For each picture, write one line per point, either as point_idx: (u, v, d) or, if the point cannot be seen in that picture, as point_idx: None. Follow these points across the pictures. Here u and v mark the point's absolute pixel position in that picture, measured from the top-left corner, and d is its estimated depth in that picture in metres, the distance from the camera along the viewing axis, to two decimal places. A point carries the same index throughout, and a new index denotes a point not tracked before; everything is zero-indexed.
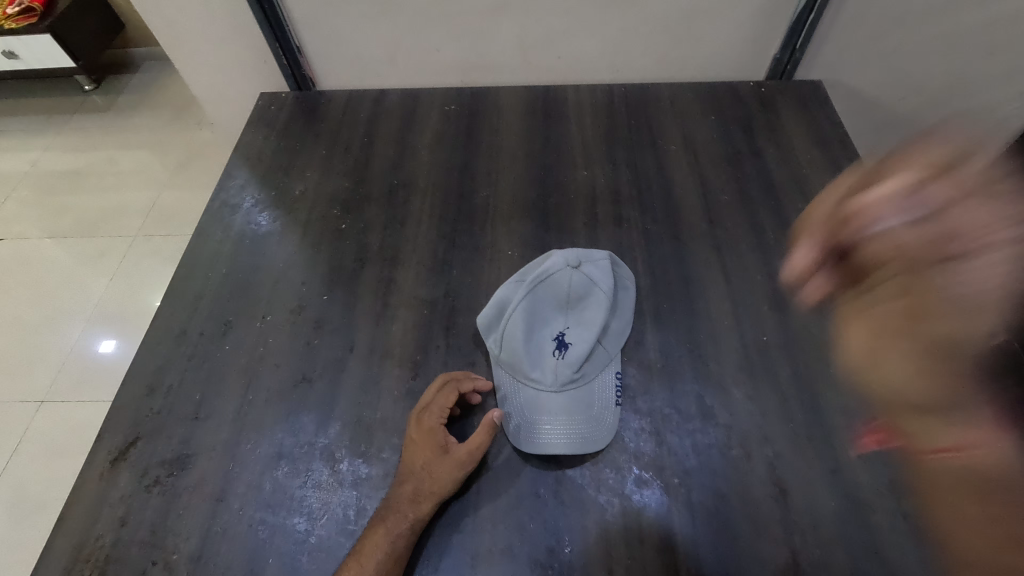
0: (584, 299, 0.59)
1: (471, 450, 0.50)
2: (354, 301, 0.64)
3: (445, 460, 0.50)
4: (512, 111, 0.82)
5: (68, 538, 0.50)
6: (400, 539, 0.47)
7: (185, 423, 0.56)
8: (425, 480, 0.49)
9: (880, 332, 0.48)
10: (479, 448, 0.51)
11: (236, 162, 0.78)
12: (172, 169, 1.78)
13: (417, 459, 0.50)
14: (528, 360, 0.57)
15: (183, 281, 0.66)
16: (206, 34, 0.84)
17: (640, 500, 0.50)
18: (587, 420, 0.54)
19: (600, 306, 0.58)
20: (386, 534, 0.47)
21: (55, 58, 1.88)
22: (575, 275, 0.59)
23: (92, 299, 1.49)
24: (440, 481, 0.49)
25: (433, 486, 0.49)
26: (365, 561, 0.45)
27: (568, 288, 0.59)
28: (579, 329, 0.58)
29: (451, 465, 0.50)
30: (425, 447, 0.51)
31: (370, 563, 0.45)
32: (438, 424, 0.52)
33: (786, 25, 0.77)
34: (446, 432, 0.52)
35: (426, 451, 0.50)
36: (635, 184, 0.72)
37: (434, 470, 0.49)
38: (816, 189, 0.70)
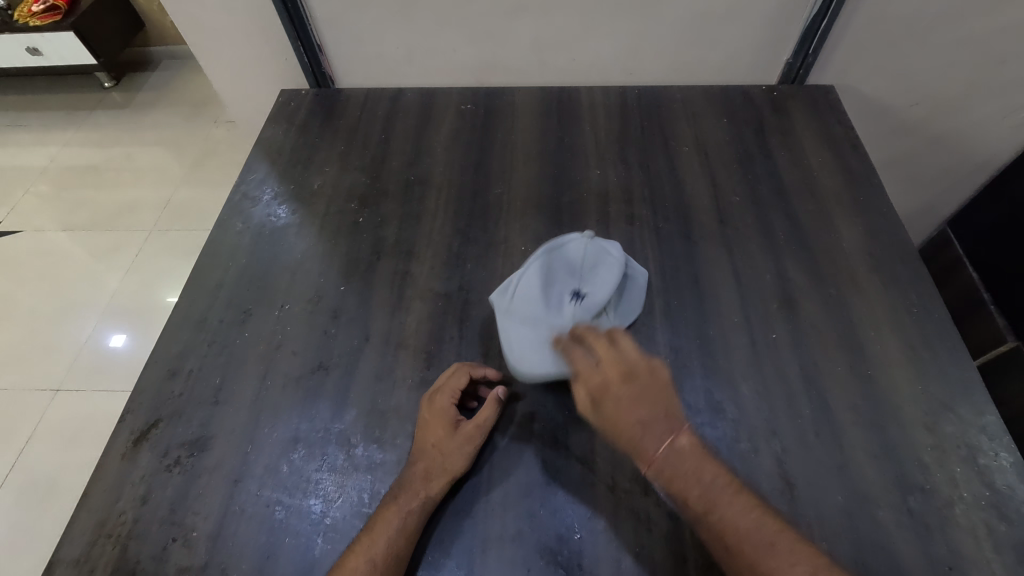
0: (596, 269, 0.60)
1: (479, 425, 0.53)
2: (370, 292, 0.65)
3: (455, 436, 0.52)
4: (527, 112, 0.84)
5: (91, 514, 0.52)
6: (413, 516, 0.48)
7: (204, 406, 0.58)
8: (436, 458, 0.51)
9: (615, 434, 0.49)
10: (487, 424, 0.53)
11: (257, 157, 0.80)
12: (188, 166, 1.81)
13: (429, 438, 0.52)
14: (543, 311, 0.57)
15: (204, 270, 0.68)
16: (231, 33, 0.86)
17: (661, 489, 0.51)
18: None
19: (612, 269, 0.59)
20: (399, 511, 0.48)
21: (77, 56, 1.92)
22: (588, 245, 0.61)
23: (108, 292, 1.52)
24: (451, 457, 0.51)
25: (445, 462, 0.51)
26: (379, 536, 0.47)
27: (581, 257, 0.60)
28: (592, 285, 0.59)
29: (461, 442, 0.52)
30: (436, 426, 0.52)
31: (383, 539, 0.47)
32: (449, 405, 0.54)
33: (798, 31, 0.78)
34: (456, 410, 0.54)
35: (437, 430, 0.52)
36: (646, 184, 0.74)
37: (446, 446, 0.51)
38: (826, 192, 0.71)
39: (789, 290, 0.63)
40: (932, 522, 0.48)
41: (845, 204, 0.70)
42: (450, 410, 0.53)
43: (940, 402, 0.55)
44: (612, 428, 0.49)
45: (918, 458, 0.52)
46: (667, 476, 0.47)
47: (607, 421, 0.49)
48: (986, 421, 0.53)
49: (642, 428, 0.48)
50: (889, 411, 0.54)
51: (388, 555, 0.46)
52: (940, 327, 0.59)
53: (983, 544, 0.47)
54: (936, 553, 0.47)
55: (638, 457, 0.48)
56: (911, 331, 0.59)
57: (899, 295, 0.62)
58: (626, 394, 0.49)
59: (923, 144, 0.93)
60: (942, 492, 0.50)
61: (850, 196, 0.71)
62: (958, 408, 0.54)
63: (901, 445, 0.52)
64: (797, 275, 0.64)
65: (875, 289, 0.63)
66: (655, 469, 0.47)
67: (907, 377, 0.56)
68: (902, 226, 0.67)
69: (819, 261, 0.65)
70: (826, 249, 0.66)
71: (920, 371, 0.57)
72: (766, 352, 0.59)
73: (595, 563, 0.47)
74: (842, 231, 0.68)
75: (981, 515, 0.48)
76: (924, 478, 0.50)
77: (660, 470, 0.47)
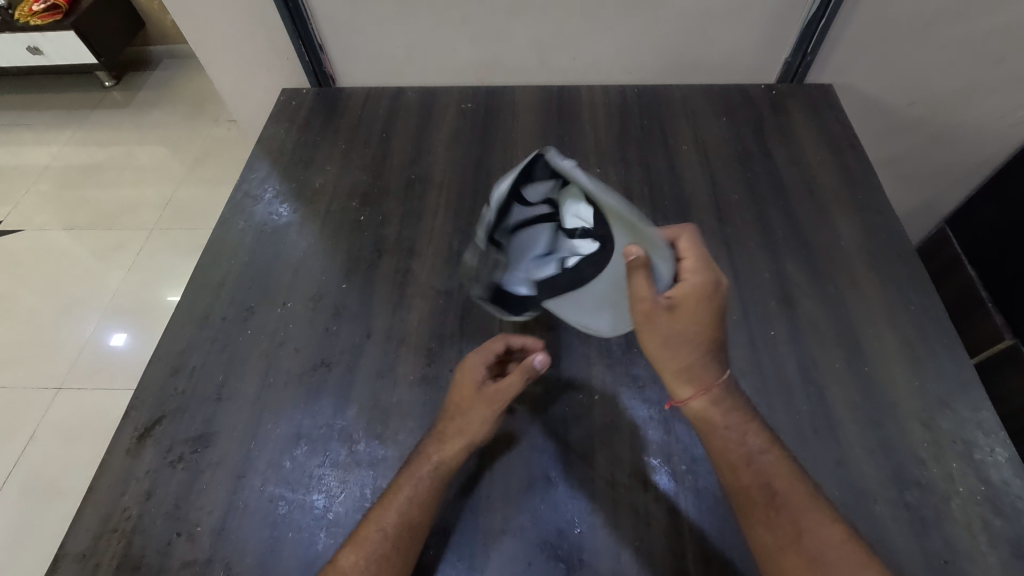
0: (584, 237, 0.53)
1: (500, 393, 0.52)
2: (372, 289, 0.66)
3: (478, 400, 0.52)
4: (527, 111, 0.84)
5: (96, 510, 0.52)
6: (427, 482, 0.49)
7: (207, 403, 0.58)
8: (458, 422, 0.52)
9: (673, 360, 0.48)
10: (510, 390, 0.52)
11: (258, 155, 0.81)
12: (189, 165, 1.82)
13: (455, 399, 0.53)
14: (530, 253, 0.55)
15: (207, 268, 0.69)
16: (233, 32, 0.86)
17: (664, 486, 0.51)
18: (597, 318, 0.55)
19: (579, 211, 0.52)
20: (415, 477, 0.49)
21: (77, 55, 1.93)
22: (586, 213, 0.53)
23: (109, 290, 1.52)
24: (471, 422, 0.51)
25: (464, 427, 0.51)
26: (393, 502, 0.48)
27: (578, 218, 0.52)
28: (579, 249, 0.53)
29: (482, 407, 0.52)
30: (463, 388, 0.53)
31: (394, 504, 0.48)
32: (478, 366, 0.54)
33: (796, 30, 0.79)
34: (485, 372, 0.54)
35: (463, 391, 0.53)
36: (646, 182, 0.74)
37: (468, 410, 0.52)
38: (824, 191, 0.72)
39: (787, 288, 0.63)
40: (928, 516, 0.49)
41: (843, 202, 0.71)
42: (477, 371, 0.54)
43: (936, 398, 0.55)
44: (673, 353, 0.48)
45: (915, 453, 0.52)
46: (705, 408, 0.49)
47: (673, 344, 0.47)
48: (982, 417, 0.53)
49: (702, 359, 0.48)
50: (886, 407, 0.55)
51: (399, 525, 0.47)
52: (937, 324, 0.60)
53: (979, 538, 0.48)
54: (932, 547, 0.47)
55: (687, 386, 0.49)
56: (908, 328, 0.60)
57: (897, 292, 0.63)
58: (704, 320, 0.47)
59: (921, 143, 0.94)
60: (938, 487, 0.50)
61: (848, 195, 0.71)
62: (955, 404, 0.55)
63: (898, 441, 0.53)
64: (795, 272, 0.65)
65: (872, 286, 0.63)
66: (698, 401, 0.49)
67: (904, 374, 0.57)
68: (899, 224, 0.68)
69: (817, 258, 0.66)
70: (825, 247, 0.67)
71: (917, 367, 0.57)
72: (765, 348, 0.59)
73: (595, 557, 0.48)
74: (840, 229, 0.68)
75: (976, 509, 0.49)
76: (920, 473, 0.51)
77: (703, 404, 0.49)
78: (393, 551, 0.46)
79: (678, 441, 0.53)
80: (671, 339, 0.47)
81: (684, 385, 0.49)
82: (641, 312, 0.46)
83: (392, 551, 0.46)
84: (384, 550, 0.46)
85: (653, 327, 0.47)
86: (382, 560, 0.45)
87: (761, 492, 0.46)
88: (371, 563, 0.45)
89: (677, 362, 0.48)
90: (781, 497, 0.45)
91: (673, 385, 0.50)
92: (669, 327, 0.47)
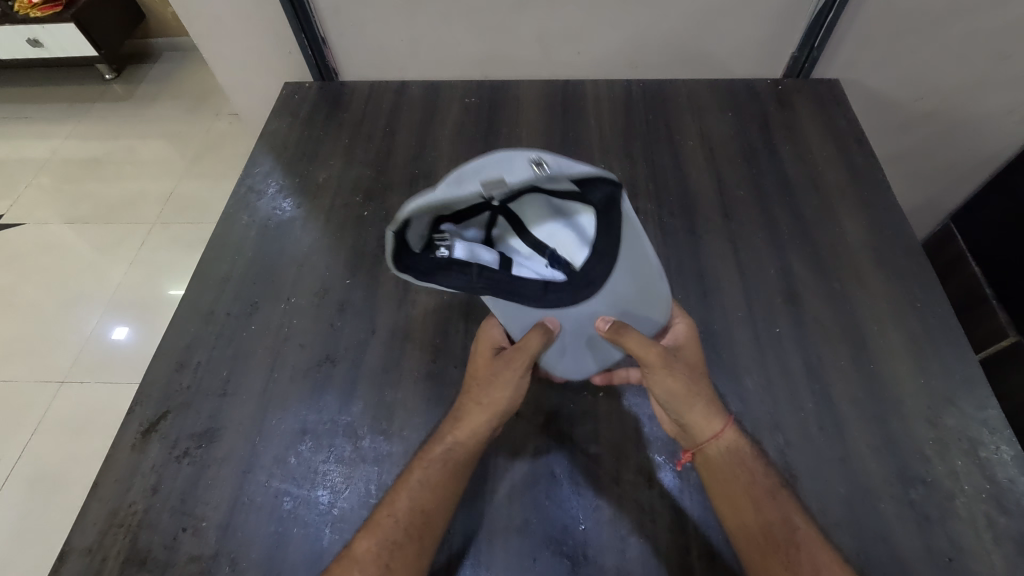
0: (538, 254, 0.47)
1: (517, 352, 0.50)
2: (376, 285, 0.66)
3: (489, 370, 0.52)
4: (531, 105, 0.83)
5: (102, 504, 0.53)
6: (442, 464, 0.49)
7: (212, 398, 0.58)
8: (471, 395, 0.52)
9: (695, 396, 0.49)
10: (524, 356, 0.50)
11: (262, 150, 0.80)
12: (191, 159, 1.81)
13: (473, 372, 0.54)
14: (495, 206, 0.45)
15: (211, 263, 0.69)
16: (235, 25, 0.86)
17: (665, 481, 0.51)
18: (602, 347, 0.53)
19: (568, 238, 0.46)
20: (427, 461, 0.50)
21: (78, 48, 1.92)
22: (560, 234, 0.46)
23: (112, 284, 1.52)
24: (485, 392, 0.51)
25: (477, 398, 0.51)
26: (407, 483, 0.49)
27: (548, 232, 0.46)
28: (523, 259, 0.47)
29: (494, 377, 0.51)
30: (479, 360, 0.54)
31: (407, 485, 0.49)
32: (496, 338, 0.54)
33: (803, 25, 0.78)
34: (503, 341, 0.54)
35: (479, 362, 0.53)
36: (651, 178, 0.74)
37: (481, 382, 0.52)
38: (831, 187, 0.72)
39: (793, 285, 0.63)
40: (933, 514, 0.49)
41: (849, 198, 0.70)
42: (493, 343, 0.54)
43: (942, 395, 0.55)
44: (693, 387, 0.49)
45: (921, 451, 0.52)
46: (734, 441, 0.49)
47: (690, 380, 0.49)
48: (988, 415, 0.53)
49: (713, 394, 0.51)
50: (891, 404, 0.55)
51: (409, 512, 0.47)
52: (943, 322, 0.60)
53: (983, 535, 0.48)
54: (937, 544, 0.47)
55: (716, 423, 0.49)
56: (914, 325, 0.60)
57: (902, 289, 0.62)
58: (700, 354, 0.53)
59: (927, 139, 0.93)
60: (944, 485, 0.50)
61: (854, 191, 0.71)
62: (960, 402, 0.54)
63: (903, 438, 0.53)
64: (801, 269, 0.65)
65: (878, 283, 0.63)
66: (730, 435, 0.49)
67: (909, 371, 0.57)
68: (906, 221, 0.68)
69: (823, 255, 0.65)
70: (830, 244, 0.66)
71: (922, 365, 0.57)
72: (770, 346, 0.59)
73: (600, 553, 0.48)
74: (846, 225, 0.68)
75: (981, 507, 0.49)
76: (925, 470, 0.51)
77: (734, 439, 0.49)
78: (406, 533, 0.47)
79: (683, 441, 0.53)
80: (687, 375, 0.50)
81: (714, 422, 0.49)
82: (656, 355, 0.48)
83: (404, 538, 0.46)
84: (395, 537, 0.46)
85: (669, 369, 0.49)
86: (393, 545, 0.46)
87: (783, 528, 0.46)
88: (383, 550, 0.46)
89: (700, 396, 0.49)
90: (801, 532, 0.45)
91: (701, 428, 0.49)
92: (681, 368, 0.49)
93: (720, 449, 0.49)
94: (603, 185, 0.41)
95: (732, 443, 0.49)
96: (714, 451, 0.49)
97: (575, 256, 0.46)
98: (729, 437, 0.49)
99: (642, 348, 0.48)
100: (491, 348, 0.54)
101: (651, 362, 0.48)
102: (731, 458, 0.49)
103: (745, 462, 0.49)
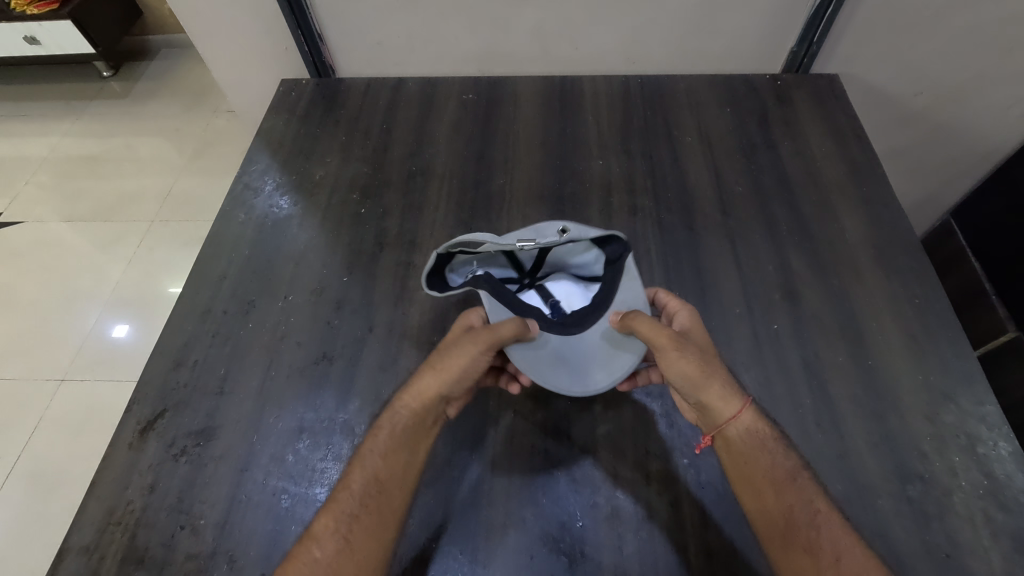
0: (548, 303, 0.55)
1: (485, 331, 0.50)
2: (373, 283, 0.65)
3: (456, 343, 0.50)
4: (529, 102, 0.83)
5: (100, 502, 0.53)
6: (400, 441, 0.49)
7: (210, 396, 0.58)
8: (434, 363, 0.51)
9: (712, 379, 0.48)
10: (494, 335, 0.49)
11: (259, 147, 0.80)
12: (189, 156, 1.81)
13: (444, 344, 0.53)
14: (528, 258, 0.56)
15: (208, 261, 0.68)
16: (232, 22, 0.85)
17: (684, 465, 0.52)
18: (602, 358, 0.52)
19: (576, 294, 0.56)
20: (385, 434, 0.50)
21: (75, 45, 1.91)
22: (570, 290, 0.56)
23: (110, 283, 1.52)
24: (449, 364, 0.50)
25: (440, 368, 0.50)
26: (368, 453, 0.49)
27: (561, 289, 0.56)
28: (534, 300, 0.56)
29: (460, 349, 0.49)
30: (453, 335, 0.54)
31: (367, 456, 0.49)
32: (472, 317, 0.55)
33: (802, 20, 0.78)
34: (478, 320, 0.54)
35: (452, 337, 0.53)
36: (649, 174, 0.73)
37: (447, 353, 0.51)
38: (829, 183, 0.71)
39: (791, 282, 0.63)
40: (930, 510, 0.49)
41: (848, 194, 0.70)
42: (469, 322, 0.54)
43: (940, 392, 0.55)
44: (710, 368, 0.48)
45: (918, 447, 0.52)
46: (754, 424, 0.48)
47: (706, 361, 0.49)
48: (986, 411, 0.53)
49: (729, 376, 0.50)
50: (890, 400, 0.55)
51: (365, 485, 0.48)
52: (941, 318, 0.60)
53: (980, 532, 0.48)
54: (934, 541, 0.47)
55: (735, 406, 0.48)
56: (913, 321, 0.59)
57: (901, 285, 0.62)
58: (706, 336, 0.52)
59: (927, 133, 0.93)
60: (941, 481, 0.50)
61: (853, 186, 0.71)
62: (958, 398, 0.54)
63: (901, 435, 0.53)
64: (800, 265, 0.64)
65: (877, 279, 0.63)
66: (749, 418, 0.48)
67: (907, 367, 0.56)
68: (904, 216, 0.67)
69: (821, 251, 0.65)
70: (829, 240, 0.66)
71: (920, 361, 0.57)
72: (768, 343, 0.59)
73: (598, 551, 0.48)
74: (845, 221, 0.68)
75: (979, 503, 0.49)
76: (923, 466, 0.51)
77: (754, 422, 0.48)
78: (364, 505, 0.47)
79: (680, 438, 0.53)
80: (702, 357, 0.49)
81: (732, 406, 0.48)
82: (667, 337, 0.48)
83: (360, 511, 0.47)
84: (352, 510, 0.47)
85: (681, 352, 0.48)
86: (351, 518, 0.47)
87: (803, 510, 0.45)
88: (342, 523, 0.46)
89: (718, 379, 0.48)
90: (822, 515, 0.45)
91: (717, 412, 0.48)
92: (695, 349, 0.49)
93: (740, 430, 0.48)
94: (615, 246, 0.53)
95: (751, 428, 0.48)
96: (734, 435, 0.48)
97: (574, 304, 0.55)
98: (747, 421, 0.48)
99: (651, 330, 0.48)
100: (466, 327, 0.54)
101: (662, 345, 0.48)
102: (750, 442, 0.48)
103: (765, 445, 0.48)
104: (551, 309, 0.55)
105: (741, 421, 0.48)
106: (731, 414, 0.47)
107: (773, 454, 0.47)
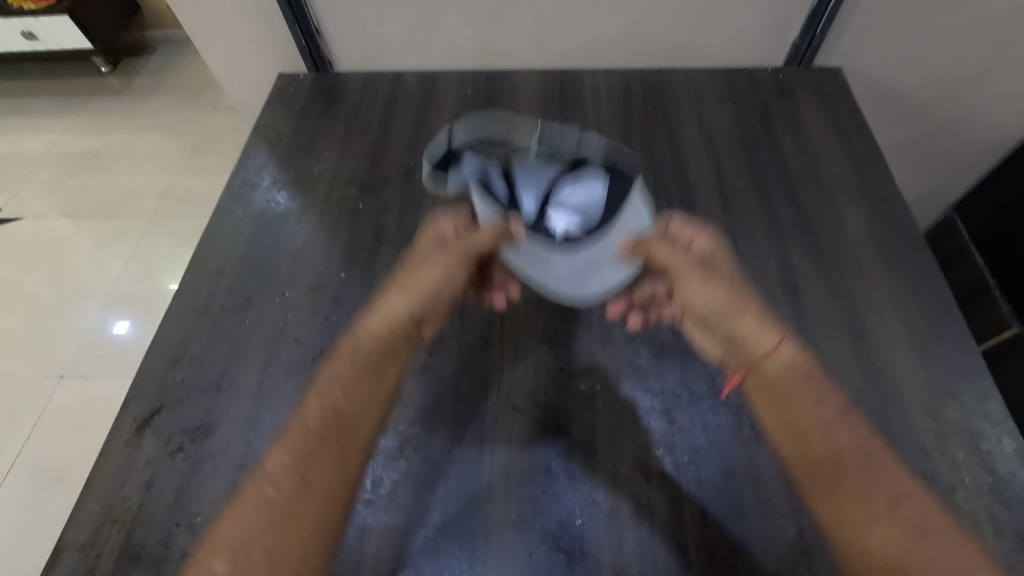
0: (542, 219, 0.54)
1: (465, 241, 0.53)
2: (372, 278, 0.65)
3: (438, 257, 0.53)
4: (528, 96, 0.82)
5: (96, 500, 0.52)
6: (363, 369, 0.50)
7: (207, 393, 0.58)
8: (411, 278, 0.53)
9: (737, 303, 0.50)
10: (480, 246, 0.53)
11: (256, 142, 0.79)
12: (188, 152, 1.80)
13: (416, 257, 0.55)
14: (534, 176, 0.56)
15: (206, 257, 0.68)
16: (229, 15, 0.84)
17: (666, 465, 0.51)
18: (597, 273, 0.54)
19: (571, 217, 0.54)
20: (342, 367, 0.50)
21: (73, 40, 1.91)
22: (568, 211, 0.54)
23: (110, 279, 1.52)
24: (428, 277, 0.53)
25: (420, 280, 0.53)
26: (331, 377, 0.50)
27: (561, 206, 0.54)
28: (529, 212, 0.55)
29: (442, 265, 0.53)
30: (427, 246, 0.55)
31: (331, 382, 0.50)
32: (445, 223, 0.55)
33: (805, 13, 0.77)
34: (452, 228, 0.55)
35: (427, 248, 0.55)
36: (650, 169, 0.73)
37: (424, 268, 0.53)
38: (832, 177, 0.71)
39: (793, 277, 0.62)
40: None
41: (850, 188, 0.69)
42: (442, 232, 0.55)
43: (943, 388, 0.54)
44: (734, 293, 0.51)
45: (922, 444, 0.51)
46: (790, 355, 0.50)
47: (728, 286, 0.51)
48: (990, 408, 0.53)
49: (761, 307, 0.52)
50: (892, 397, 0.54)
51: (320, 420, 0.48)
52: (944, 313, 0.59)
53: (983, 529, 0.47)
54: None
55: (770, 337, 0.49)
56: (916, 317, 0.59)
57: (904, 281, 0.62)
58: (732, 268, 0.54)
59: (931, 128, 0.92)
60: (944, 478, 0.50)
61: (855, 181, 0.70)
62: (962, 394, 0.54)
63: (904, 432, 0.52)
64: (802, 260, 0.64)
65: (879, 275, 0.62)
66: (789, 351, 0.49)
67: (910, 363, 0.56)
68: (907, 211, 0.67)
69: (824, 246, 0.65)
70: (831, 234, 0.65)
71: (923, 357, 0.56)
72: None
73: (597, 548, 0.48)
74: (847, 216, 0.67)
75: (981, 500, 0.49)
76: (925, 463, 0.51)
77: (792, 355, 0.49)
78: (325, 436, 0.47)
79: (670, 440, 0.52)
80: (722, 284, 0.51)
81: (766, 337, 0.50)
82: (683, 263, 0.51)
83: (318, 447, 0.47)
84: (309, 447, 0.47)
85: (703, 277, 0.51)
86: (309, 456, 0.46)
87: (854, 453, 0.46)
88: (297, 461, 0.46)
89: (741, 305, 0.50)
90: (877, 457, 0.46)
91: (753, 344, 0.50)
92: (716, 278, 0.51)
93: (778, 365, 0.49)
94: (626, 184, 0.55)
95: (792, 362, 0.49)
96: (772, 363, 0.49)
97: (567, 225, 0.53)
98: (788, 353, 0.49)
99: (670, 257, 0.51)
100: (438, 237, 0.55)
101: (681, 269, 0.51)
102: (790, 373, 0.49)
103: (801, 377, 0.49)
104: (542, 226, 0.54)
105: (782, 354, 0.49)
106: (761, 342, 0.49)
107: (818, 394, 0.49)
